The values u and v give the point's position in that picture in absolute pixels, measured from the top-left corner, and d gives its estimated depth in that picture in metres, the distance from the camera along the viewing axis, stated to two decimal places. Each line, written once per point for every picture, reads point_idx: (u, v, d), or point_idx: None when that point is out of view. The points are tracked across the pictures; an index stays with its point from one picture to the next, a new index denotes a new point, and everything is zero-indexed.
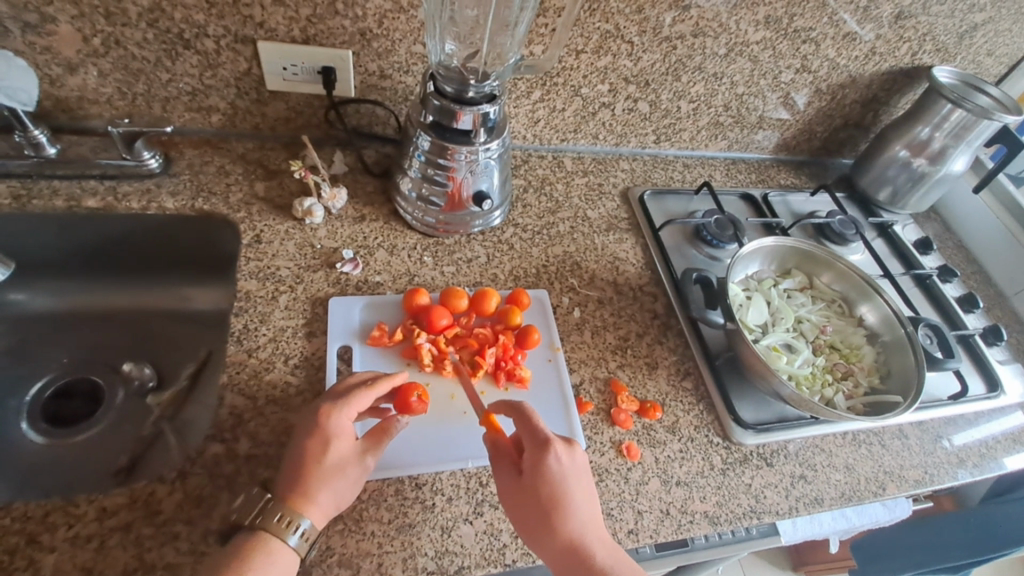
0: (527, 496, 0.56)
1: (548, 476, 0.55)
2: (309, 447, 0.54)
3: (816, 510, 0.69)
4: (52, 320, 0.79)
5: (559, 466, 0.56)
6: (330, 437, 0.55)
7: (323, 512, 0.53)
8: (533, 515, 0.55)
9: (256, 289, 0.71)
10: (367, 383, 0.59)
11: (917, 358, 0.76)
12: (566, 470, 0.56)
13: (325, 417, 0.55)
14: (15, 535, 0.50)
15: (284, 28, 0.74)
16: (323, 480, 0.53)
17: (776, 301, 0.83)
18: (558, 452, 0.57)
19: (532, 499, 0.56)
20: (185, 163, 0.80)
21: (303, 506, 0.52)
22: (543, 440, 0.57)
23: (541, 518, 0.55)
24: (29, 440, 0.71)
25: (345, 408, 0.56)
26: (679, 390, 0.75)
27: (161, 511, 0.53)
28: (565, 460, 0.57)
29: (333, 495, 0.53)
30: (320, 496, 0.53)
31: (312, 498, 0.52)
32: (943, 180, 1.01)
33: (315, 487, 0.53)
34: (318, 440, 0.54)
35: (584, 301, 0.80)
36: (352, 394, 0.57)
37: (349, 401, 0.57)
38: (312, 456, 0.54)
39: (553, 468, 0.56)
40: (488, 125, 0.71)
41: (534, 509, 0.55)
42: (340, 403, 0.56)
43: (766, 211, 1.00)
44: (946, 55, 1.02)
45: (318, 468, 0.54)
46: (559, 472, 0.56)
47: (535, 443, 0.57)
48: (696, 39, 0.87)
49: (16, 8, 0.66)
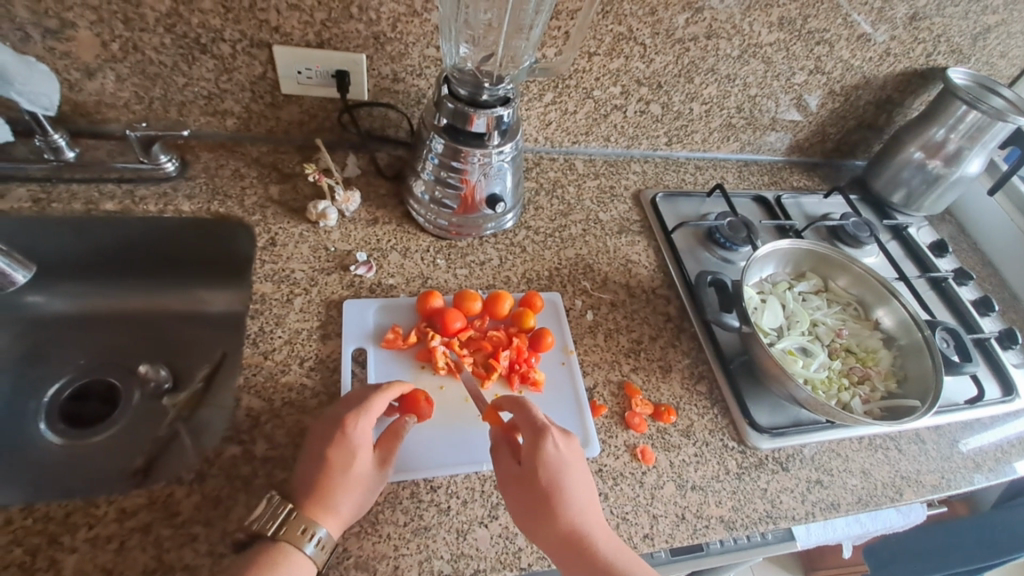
0: (527, 483, 0.56)
1: (546, 464, 0.56)
2: (331, 457, 0.55)
3: (832, 515, 0.69)
4: (70, 322, 0.80)
5: (558, 453, 0.57)
6: (351, 447, 0.55)
7: (343, 521, 0.54)
8: (532, 502, 0.55)
9: (271, 292, 0.71)
10: (382, 390, 0.60)
11: (935, 362, 0.75)
12: (563, 458, 0.57)
13: (348, 426, 0.56)
14: (36, 536, 0.51)
15: (299, 32, 0.74)
16: (345, 489, 0.54)
17: (791, 304, 0.83)
18: (556, 440, 0.57)
19: (531, 487, 0.56)
20: (201, 166, 0.80)
21: (323, 516, 0.53)
22: (541, 428, 0.58)
23: (540, 505, 0.55)
24: (48, 441, 0.72)
25: (366, 417, 0.57)
26: (694, 394, 0.74)
27: (180, 512, 0.54)
28: (563, 448, 0.57)
29: (353, 504, 0.54)
30: (341, 506, 0.54)
31: (334, 508, 0.53)
32: (959, 182, 1.00)
33: (338, 497, 0.54)
34: (340, 450, 0.55)
35: (597, 303, 0.80)
36: (372, 403, 0.58)
37: (368, 410, 0.57)
38: (335, 466, 0.54)
39: (552, 455, 0.56)
40: (501, 128, 0.71)
41: (533, 497, 0.55)
42: (361, 411, 0.57)
43: (779, 214, 0.99)
44: (961, 56, 1.01)
45: (340, 478, 0.54)
46: (558, 459, 0.56)
47: (533, 430, 0.58)
48: (709, 41, 0.87)
49: (37, 14, 0.67)
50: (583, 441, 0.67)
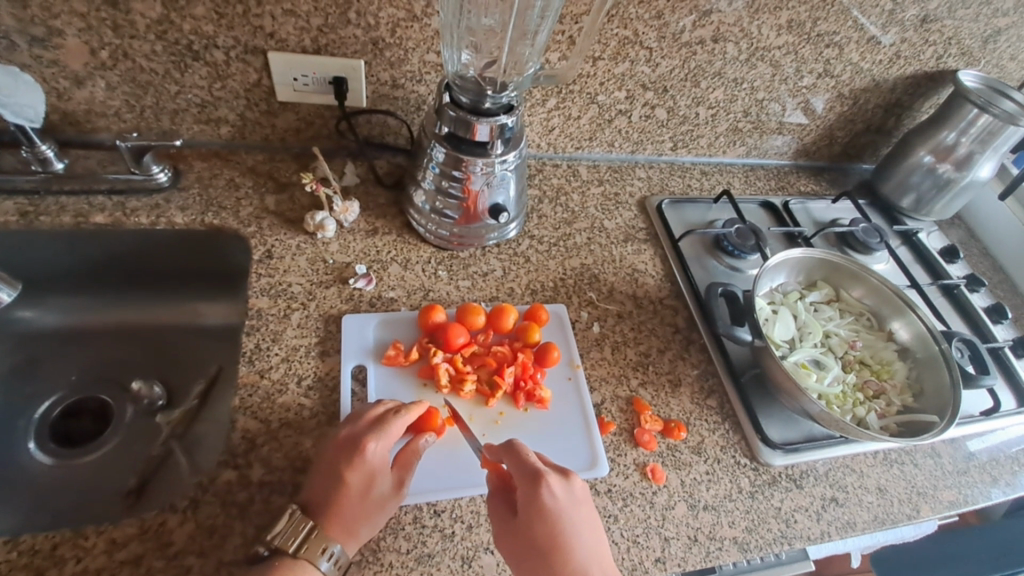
0: (524, 535, 0.54)
1: (543, 513, 0.54)
2: (350, 476, 0.54)
3: (848, 535, 0.67)
4: (60, 337, 0.78)
5: (553, 500, 0.54)
6: (370, 466, 0.55)
7: (361, 540, 0.53)
8: (531, 554, 0.53)
9: (268, 306, 0.69)
10: (398, 408, 0.59)
11: (953, 376, 0.73)
12: (561, 504, 0.54)
13: (365, 446, 0.55)
14: (22, 570, 0.48)
15: (295, 38, 0.72)
16: (364, 509, 0.53)
17: (803, 315, 0.81)
18: (551, 484, 0.55)
19: (527, 537, 0.53)
20: (194, 176, 0.78)
21: (344, 538, 0.52)
22: (535, 475, 0.55)
23: (539, 558, 0.53)
24: (37, 461, 0.69)
25: (384, 437, 0.56)
26: (704, 409, 0.72)
27: (173, 543, 0.52)
28: (560, 493, 0.55)
29: (372, 524, 0.54)
30: (360, 526, 0.53)
31: (354, 531, 0.53)
32: (970, 186, 0.98)
33: (356, 517, 0.53)
34: (358, 470, 0.54)
35: (603, 315, 0.78)
36: (388, 421, 0.57)
37: (386, 431, 0.56)
38: (354, 486, 0.54)
39: (547, 502, 0.54)
40: (505, 136, 0.69)
41: (532, 548, 0.53)
42: (379, 431, 0.56)
43: (788, 220, 0.97)
44: (972, 58, 0.99)
45: (359, 498, 0.54)
46: (553, 505, 0.54)
47: (527, 478, 0.55)
48: (716, 44, 0.85)
49: (23, 22, 0.65)
50: (591, 460, 0.65)
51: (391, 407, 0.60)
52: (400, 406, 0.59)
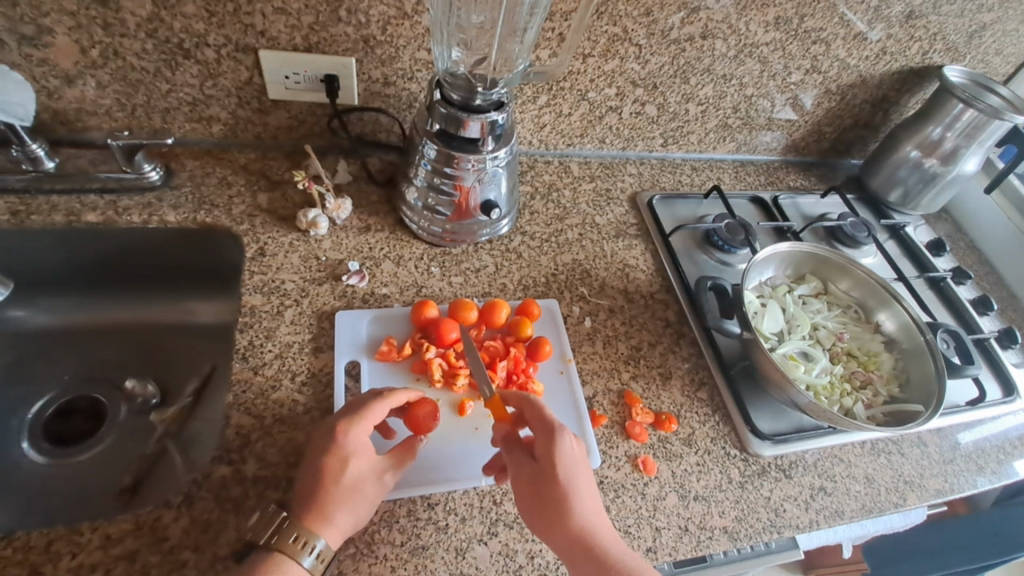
0: (536, 484, 0.55)
1: (559, 463, 0.55)
2: (324, 462, 0.53)
3: (836, 523, 0.68)
4: (51, 338, 0.78)
5: (569, 453, 0.56)
6: (344, 453, 0.54)
7: (338, 529, 0.52)
8: (542, 502, 0.54)
9: (261, 304, 0.69)
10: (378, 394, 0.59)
11: (937, 365, 0.75)
12: (575, 459, 0.56)
13: (339, 432, 0.55)
14: (16, 566, 0.49)
15: (285, 37, 0.72)
16: (339, 495, 0.53)
17: (791, 308, 0.82)
18: (569, 439, 0.56)
19: (539, 486, 0.55)
20: (187, 174, 0.78)
21: (321, 527, 0.51)
22: (555, 427, 0.56)
23: (550, 506, 0.54)
24: (30, 461, 0.69)
25: (360, 424, 0.56)
26: (695, 401, 0.73)
27: (168, 538, 0.52)
28: (575, 449, 0.56)
29: (347, 510, 0.53)
30: (334, 512, 0.52)
31: (329, 518, 0.52)
32: (956, 180, 0.99)
33: (332, 504, 0.52)
34: (334, 455, 0.54)
35: (595, 310, 0.79)
36: (365, 408, 0.57)
37: (361, 417, 0.56)
38: (328, 472, 0.53)
39: (563, 455, 0.55)
40: (495, 133, 0.69)
41: (544, 496, 0.54)
42: (355, 417, 0.56)
43: (777, 215, 0.98)
44: (956, 54, 1.00)
45: (334, 484, 0.53)
46: (569, 457, 0.55)
47: (545, 431, 0.56)
48: (705, 41, 0.86)
49: (12, 21, 0.65)
50: None
51: (372, 394, 0.60)
52: (381, 393, 0.59)
